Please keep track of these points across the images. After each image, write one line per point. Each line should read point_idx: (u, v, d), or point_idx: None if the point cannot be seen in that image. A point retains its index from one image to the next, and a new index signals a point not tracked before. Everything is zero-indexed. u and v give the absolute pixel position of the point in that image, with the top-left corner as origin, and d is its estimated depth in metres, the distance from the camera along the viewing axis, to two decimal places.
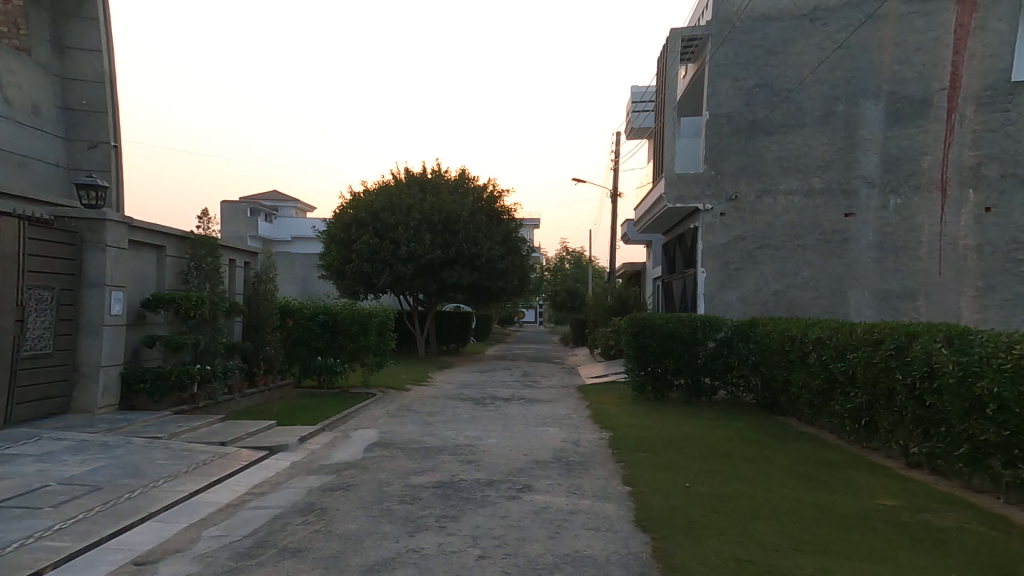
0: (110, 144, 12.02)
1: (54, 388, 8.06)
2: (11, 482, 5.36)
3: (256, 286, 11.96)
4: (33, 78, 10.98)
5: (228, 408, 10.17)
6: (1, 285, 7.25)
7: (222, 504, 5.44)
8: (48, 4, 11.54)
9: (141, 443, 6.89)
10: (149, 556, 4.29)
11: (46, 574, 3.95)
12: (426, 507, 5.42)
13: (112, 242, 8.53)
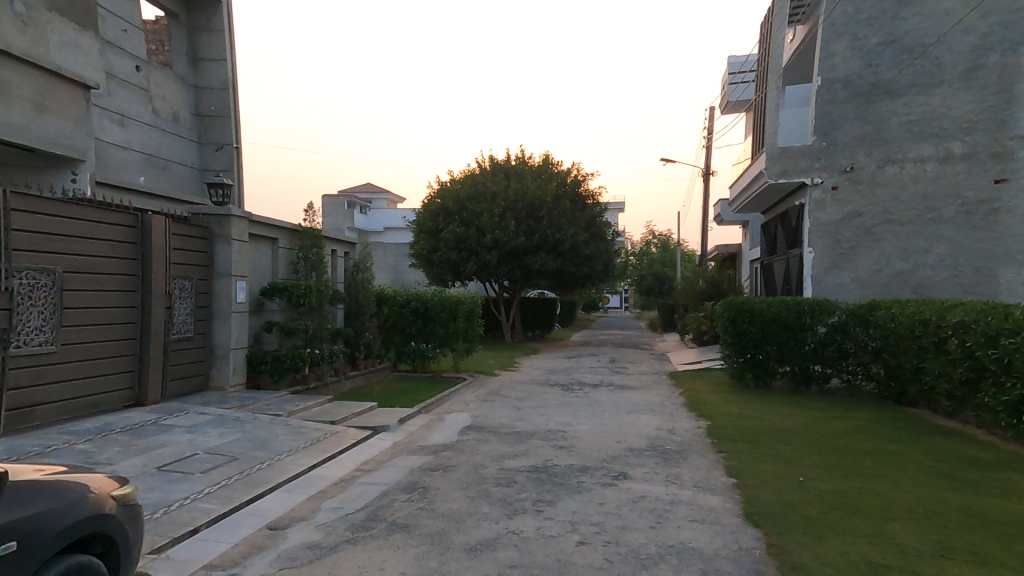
0: (233, 146, 13.29)
1: (198, 367, 9.03)
2: (170, 448, 6.12)
3: (355, 275, 12.74)
4: (174, 89, 12.37)
5: (335, 390, 10.98)
6: (154, 275, 8.00)
7: (337, 479, 5.91)
8: (186, 21, 12.92)
9: (267, 419, 7.64)
10: (280, 522, 4.76)
11: (201, 532, 4.53)
12: (523, 490, 5.51)
13: (236, 235, 9.42)
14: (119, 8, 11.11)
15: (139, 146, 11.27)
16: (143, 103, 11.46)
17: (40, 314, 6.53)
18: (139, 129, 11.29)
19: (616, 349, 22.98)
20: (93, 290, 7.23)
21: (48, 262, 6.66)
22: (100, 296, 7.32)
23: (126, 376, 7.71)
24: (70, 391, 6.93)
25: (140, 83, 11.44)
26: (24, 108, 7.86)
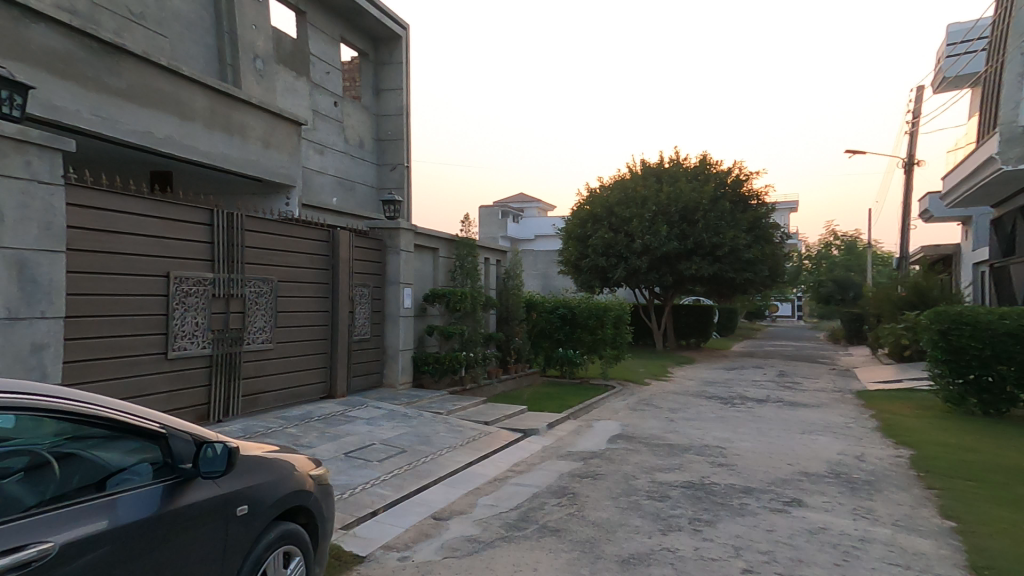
0: (404, 165, 14.90)
1: (374, 365, 10.19)
2: (353, 436, 6.97)
3: (506, 282, 13.33)
4: (361, 118, 14.30)
5: (488, 392, 11.61)
6: (341, 284, 9.26)
7: (491, 477, 6.23)
8: (374, 57, 14.94)
9: (430, 416, 8.34)
10: (443, 513, 5.16)
11: (379, 514, 5.10)
12: (677, 507, 5.22)
13: (404, 247, 10.50)
14: (325, 55, 13.26)
15: (333, 171, 13.23)
16: (337, 133, 13.45)
17: (264, 317, 7.85)
18: (335, 156, 13.28)
19: (787, 362, 20.68)
20: (298, 296, 8.54)
21: (268, 273, 7.98)
22: (302, 301, 8.63)
23: (320, 371, 8.99)
24: (283, 381, 8.24)
25: (336, 116, 13.46)
26: (256, 146, 9.70)
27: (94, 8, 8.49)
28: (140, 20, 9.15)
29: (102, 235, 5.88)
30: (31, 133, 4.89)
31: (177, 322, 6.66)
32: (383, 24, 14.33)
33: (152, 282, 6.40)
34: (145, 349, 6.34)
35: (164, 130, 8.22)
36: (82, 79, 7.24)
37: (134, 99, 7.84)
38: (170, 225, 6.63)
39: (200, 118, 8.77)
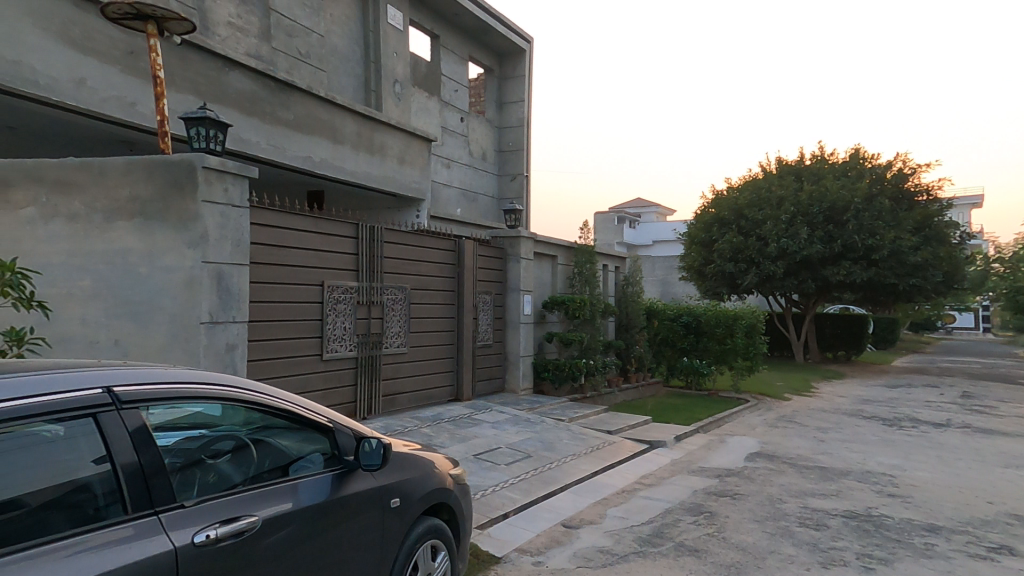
0: (523, 175, 15.30)
1: (497, 370, 10.52)
2: (480, 438, 7.25)
3: (625, 289, 13.09)
4: (484, 132, 14.98)
5: (609, 401, 11.52)
6: (466, 291, 9.71)
7: (619, 488, 6.13)
8: (499, 72, 15.67)
9: (552, 423, 8.42)
10: (573, 522, 5.17)
11: (511, 517, 5.25)
12: (839, 538, 4.74)
13: (524, 254, 10.75)
14: (455, 74, 14.06)
15: (458, 184, 13.96)
16: (462, 147, 14.19)
17: (399, 323, 8.47)
18: (460, 170, 14.03)
19: (967, 382, 17.90)
20: (428, 303, 9.11)
21: (403, 281, 8.60)
22: (432, 308, 9.18)
23: (448, 374, 9.49)
24: (416, 383, 8.81)
25: (462, 131, 14.22)
26: (393, 163, 10.53)
27: (273, 52, 9.81)
28: (306, 58, 10.40)
29: (274, 250, 6.70)
30: (229, 163, 5.73)
31: (330, 326, 7.40)
32: (509, 39, 14.93)
33: (311, 291, 7.17)
34: (306, 351, 7.12)
35: (320, 154, 9.23)
36: (262, 114, 8.37)
37: (300, 128, 8.91)
38: (324, 239, 7.38)
39: (349, 141, 9.72)
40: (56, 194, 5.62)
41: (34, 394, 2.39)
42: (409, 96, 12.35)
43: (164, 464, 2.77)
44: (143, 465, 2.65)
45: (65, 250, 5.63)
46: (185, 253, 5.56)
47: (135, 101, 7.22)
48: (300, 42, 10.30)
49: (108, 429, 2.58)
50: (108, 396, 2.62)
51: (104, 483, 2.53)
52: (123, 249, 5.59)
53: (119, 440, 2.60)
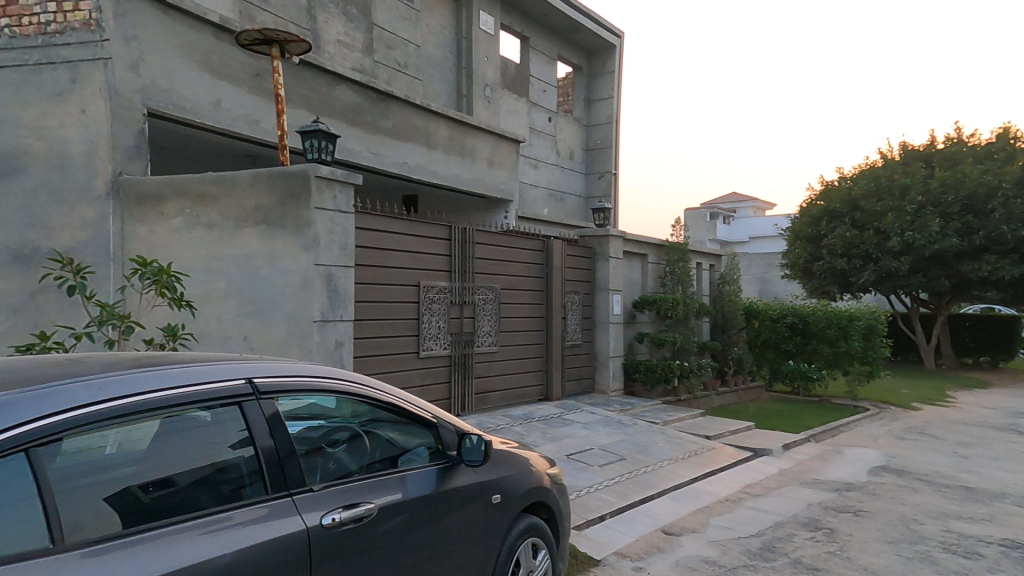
0: (611, 172, 15.11)
1: (586, 370, 10.44)
2: (572, 438, 7.21)
3: (720, 288, 12.47)
4: (572, 131, 14.96)
5: (706, 405, 11.08)
6: (554, 291, 9.72)
7: (722, 497, 5.85)
8: (588, 70, 15.59)
9: (645, 425, 8.20)
10: (673, 528, 4.99)
11: (607, 520, 5.16)
12: (993, 569, 4.20)
13: (613, 253, 10.58)
14: (543, 74, 14.17)
15: (545, 184, 14.04)
16: (550, 147, 14.25)
17: (490, 322, 8.66)
18: (547, 170, 14.10)
19: None
20: (517, 302, 9.21)
21: (493, 281, 8.78)
22: (521, 308, 9.29)
23: (537, 374, 9.55)
24: (506, 381, 8.96)
25: (550, 131, 14.29)
26: (482, 165, 10.80)
27: (375, 65, 10.42)
28: (404, 68, 10.94)
29: (376, 252, 7.09)
30: (338, 172, 6.19)
31: (425, 325, 7.72)
32: (599, 36, 14.81)
33: (409, 291, 7.51)
34: (404, 349, 7.45)
35: (415, 160, 9.65)
36: (364, 124, 8.90)
37: (398, 136, 9.39)
38: (420, 241, 7.70)
39: (441, 146, 10.08)
40: (197, 205, 6.38)
41: (195, 382, 2.69)
42: (499, 98, 12.65)
43: (294, 449, 3.01)
44: (277, 449, 2.89)
45: (204, 255, 6.36)
46: (301, 256, 6.11)
47: (259, 118, 7.94)
48: (398, 53, 10.85)
49: (249, 416, 2.84)
50: (249, 386, 2.89)
51: (247, 464, 2.78)
52: (250, 254, 6.24)
53: (258, 425, 2.86)
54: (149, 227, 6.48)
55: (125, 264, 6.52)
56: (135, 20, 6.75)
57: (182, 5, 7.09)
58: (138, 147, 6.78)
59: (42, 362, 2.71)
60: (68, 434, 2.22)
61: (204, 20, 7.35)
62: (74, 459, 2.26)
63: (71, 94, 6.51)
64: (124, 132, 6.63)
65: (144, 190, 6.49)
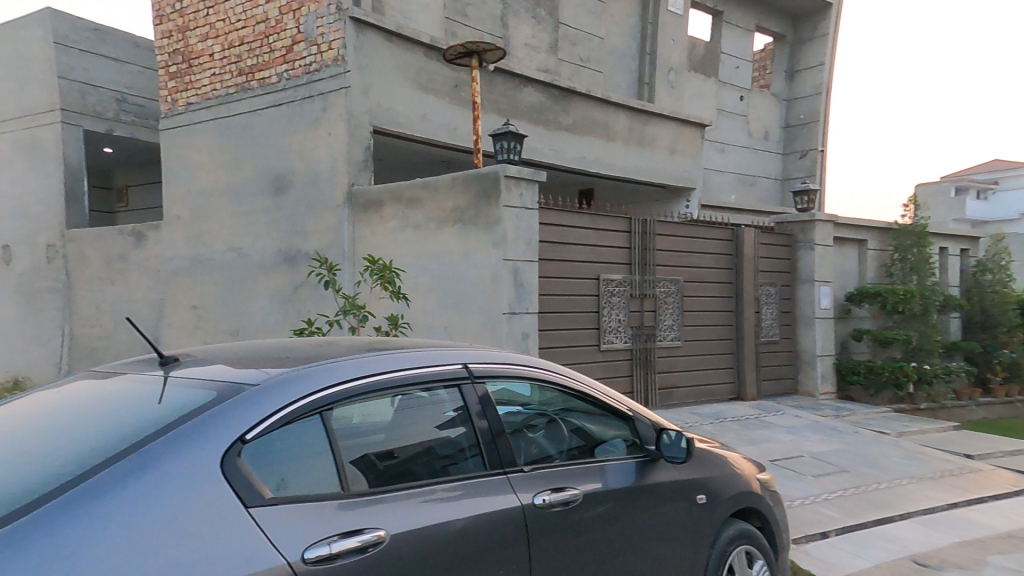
0: (818, 150, 13.68)
1: (786, 370, 9.46)
2: (776, 442, 6.58)
3: (978, 277, 10.70)
4: (769, 108, 13.95)
5: (959, 417, 9.49)
6: (746, 284, 8.96)
7: (1000, 532, 4.80)
8: (793, 37, 14.34)
9: (872, 435, 7.18)
10: (929, 559, 4.25)
11: (832, 538, 4.58)
12: None
13: (820, 240, 9.49)
14: (737, 50, 13.38)
15: (734, 168, 13.18)
16: (741, 129, 13.41)
17: (672, 316, 8.33)
18: (737, 153, 13.25)
19: None
20: (703, 295, 8.70)
21: (676, 273, 8.42)
22: (708, 301, 8.76)
23: (728, 371, 8.92)
24: (692, 378, 8.53)
25: (742, 110, 13.44)
26: (663, 154, 10.70)
27: (558, 63, 10.71)
28: (587, 62, 11.12)
29: (558, 247, 7.28)
30: (524, 172, 6.59)
31: (606, 318, 7.71)
32: None
33: (589, 284, 7.57)
34: (585, 341, 7.53)
35: (594, 153, 9.88)
36: (547, 123, 9.33)
37: (579, 132, 9.70)
38: (599, 234, 7.72)
39: (621, 137, 10.22)
40: (408, 209, 7.27)
41: (425, 364, 2.97)
42: (684, 82, 12.31)
43: (504, 427, 3.18)
44: (491, 427, 3.08)
45: (413, 253, 7.24)
46: (492, 253, 6.60)
47: (458, 127, 8.81)
48: (581, 49, 11.02)
49: (467, 397, 3.07)
50: (465, 370, 3.11)
51: (466, 437, 3.00)
52: (449, 251, 6.94)
53: (474, 406, 3.07)
54: (372, 230, 7.57)
55: (356, 262, 7.78)
56: (367, 52, 7.90)
57: (402, 32, 8.12)
58: (365, 160, 7.92)
59: (305, 344, 3.24)
60: (338, 404, 2.58)
61: (417, 42, 8.32)
62: (341, 425, 2.60)
63: (321, 121, 7.98)
64: (356, 149, 7.84)
65: (368, 198, 7.60)
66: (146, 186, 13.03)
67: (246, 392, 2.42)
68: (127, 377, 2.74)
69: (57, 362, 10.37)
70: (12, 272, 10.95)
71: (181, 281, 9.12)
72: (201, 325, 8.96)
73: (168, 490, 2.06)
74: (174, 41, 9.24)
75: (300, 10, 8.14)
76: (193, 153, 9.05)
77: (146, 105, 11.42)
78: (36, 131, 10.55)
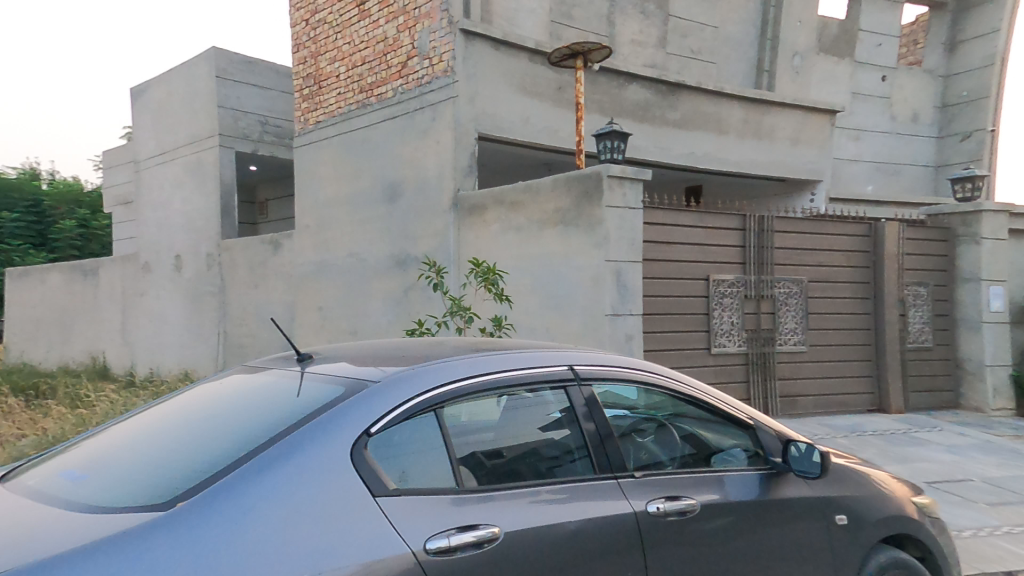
0: (986, 130, 12.19)
1: (943, 380, 8.57)
2: (933, 465, 6.02)
3: None
4: (921, 86, 12.73)
5: None
6: (887, 285, 8.13)
7: None
8: (954, 5, 13.00)
9: None
10: None
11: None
12: None
13: (987, 234, 8.56)
14: (880, 26, 12.35)
15: (870, 156, 12.18)
16: (883, 113, 12.36)
17: (795, 320, 7.70)
18: (872, 139, 12.21)
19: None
20: (833, 296, 8.01)
21: (799, 273, 7.80)
22: (841, 304, 8.04)
23: (866, 380, 8.13)
24: (819, 388, 7.83)
25: (885, 92, 12.38)
26: (783, 145, 10.42)
27: (667, 57, 10.41)
28: (699, 55, 10.64)
29: (665, 246, 7.03)
30: (628, 170, 6.48)
31: (716, 321, 7.31)
32: None
33: (698, 285, 7.23)
34: (694, 344, 7.20)
35: (704, 148, 9.82)
36: (653, 120, 9.35)
37: (687, 126, 9.64)
38: (709, 233, 7.34)
39: (734, 130, 10.06)
40: (509, 212, 7.41)
41: (530, 365, 2.97)
42: (811, 66, 11.52)
43: (612, 430, 3.10)
44: (598, 430, 3.02)
45: (514, 256, 7.38)
46: (592, 254, 6.54)
47: (560, 128, 9.07)
48: (693, 40, 10.63)
49: (573, 399, 3.02)
50: (570, 371, 3.07)
51: (573, 439, 2.97)
52: (551, 253, 6.97)
53: (580, 408, 3.02)
54: (476, 234, 7.84)
55: (462, 266, 8.10)
56: (475, 61, 8.22)
57: (509, 39, 8.40)
58: (469, 166, 8.22)
59: (416, 344, 3.40)
60: (448, 402, 2.67)
61: (522, 48, 8.60)
62: (452, 422, 2.69)
63: (431, 130, 8.41)
64: (462, 155, 8.15)
65: (472, 203, 7.89)
66: (281, 199, 14.63)
67: (368, 388, 2.58)
68: (270, 372, 3.02)
69: (216, 356, 11.97)
70: (181, 278, 12.78)
71: (308, 285, 10.07)
72: (327, 325, 9.83)
73: (308, 476, 2.23)
74: (308, 65, 10.27)
75: (415, 26, 8.66)
76: (320, 167, 10.00)
77: (283, 124, 12.94)
78: (200, 155, 12.29)
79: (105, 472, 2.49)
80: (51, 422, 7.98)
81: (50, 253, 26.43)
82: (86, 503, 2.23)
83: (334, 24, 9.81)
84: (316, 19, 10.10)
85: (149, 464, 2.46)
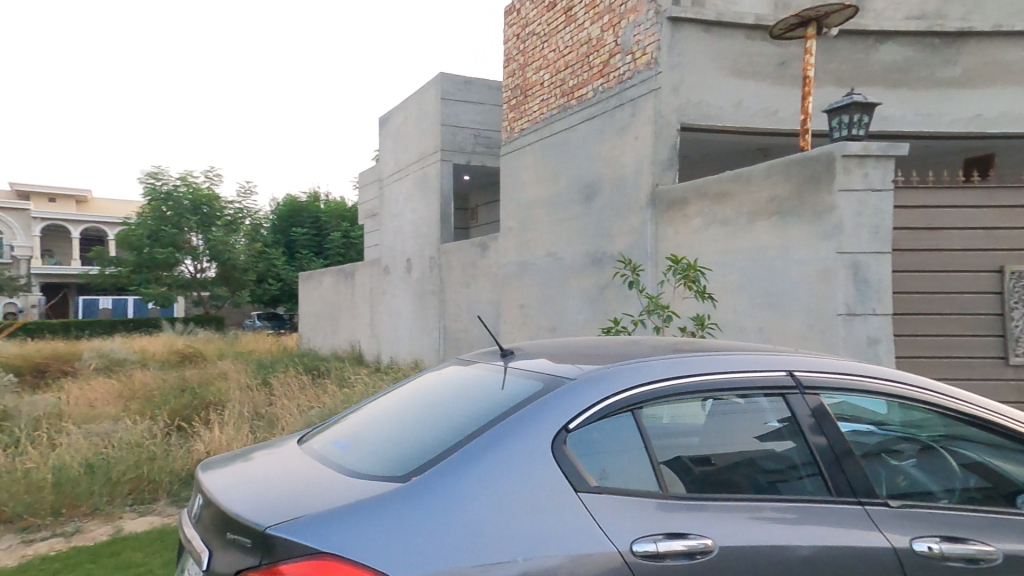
0: None
1: None
2: None
3: None
4: None
5: None
6: None
7: None
8: None
9: None
10: None
11: None
12: None
13: None
14: None
15: None
16: None
17: None
18: None
19: None
20: None
21: None
22: None
23: None
24: None
25: None
26: None
27: None
28: None
29: (932, 232, 5.81)
30: (872, 146, 5.36)
31: (1014, 324, 5.70)
32: None
33: (983, 279, 5.79)
34: (980, 351, 5.75)
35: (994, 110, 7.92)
36: (916, 83, 7.87)
37: (963, 85, 7.87)
38: (1001, 214, 5.82)
39: None
40: (715, 204, 6.81)
41: (739, 369, 2.53)
42: None
43: (851, 447, 2.53)
44: (832, 446, 2.48)
45: (720, 251, 6.72)
46: (820, 246, 5.68)
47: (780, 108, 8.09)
48: None
49: (795, 408, 2.51)
50: (790, 378, 2.55)
51: (799, 453, 2.47)
52: (765, 247, 6.22)
53: (806, 420, 2.49)
54: (676, 229, 7.36)
55: (659, 262, 7.68)
56: (682, 48, 7.81)
57: (722, 19, 7.83)
58: (670, 159, 7.78)
59: (610, 343, 3.23)
60: (647, 403, 2.39)
61: (740, 25, 7.94)
62: (651, 424, 2.41)
63: (630, 126, 8.17)
64: (662, 148, 7.78)
65: (672, 196, 7.43)
66: (489, 204, 15.95)
67: (565, 385, 2.42)
68: (479, 366, 3.16)
69: (437, 348, 13.57)
70: (412, 278, 14.86)
71: (512, 283, 10.71)
72: (528, 322, 10.32)
73: (517, 464, 2.16)
74: (517, 78, 10.95)
75: (619, 23, 8.55)
76: (523, 172, 10.55)
77: (493, 135, 14.12)
78: (427, 170, 14.14)
79: (364, 442, 2.79)
80: (328, 396, 9.99)
81: (324, 259, 33.71)
82: (350, 467, 2.50)
83: (541, 35, 10.28)
84: (526, 32, 10.70)
85: (392, 440, 2.67)
